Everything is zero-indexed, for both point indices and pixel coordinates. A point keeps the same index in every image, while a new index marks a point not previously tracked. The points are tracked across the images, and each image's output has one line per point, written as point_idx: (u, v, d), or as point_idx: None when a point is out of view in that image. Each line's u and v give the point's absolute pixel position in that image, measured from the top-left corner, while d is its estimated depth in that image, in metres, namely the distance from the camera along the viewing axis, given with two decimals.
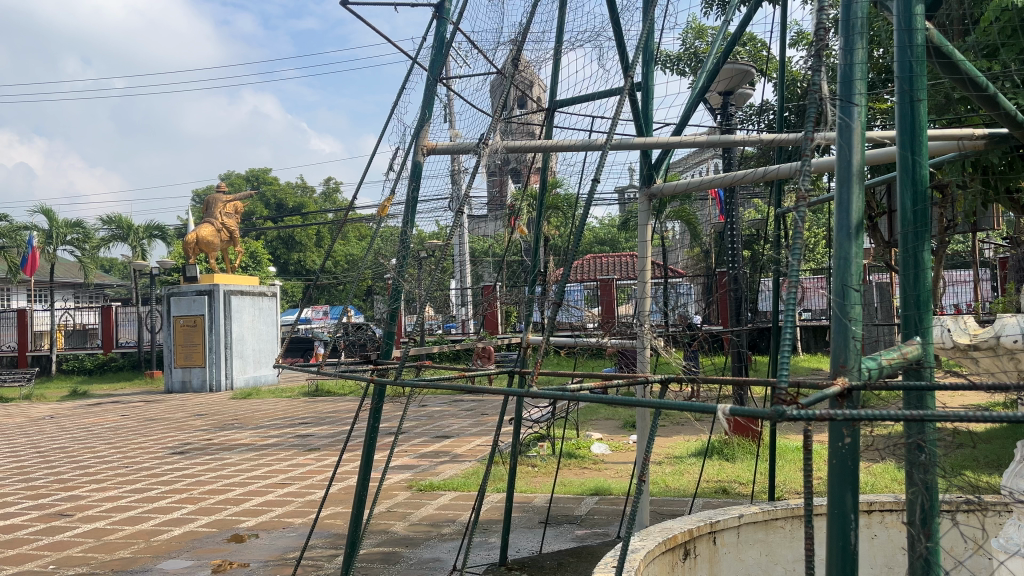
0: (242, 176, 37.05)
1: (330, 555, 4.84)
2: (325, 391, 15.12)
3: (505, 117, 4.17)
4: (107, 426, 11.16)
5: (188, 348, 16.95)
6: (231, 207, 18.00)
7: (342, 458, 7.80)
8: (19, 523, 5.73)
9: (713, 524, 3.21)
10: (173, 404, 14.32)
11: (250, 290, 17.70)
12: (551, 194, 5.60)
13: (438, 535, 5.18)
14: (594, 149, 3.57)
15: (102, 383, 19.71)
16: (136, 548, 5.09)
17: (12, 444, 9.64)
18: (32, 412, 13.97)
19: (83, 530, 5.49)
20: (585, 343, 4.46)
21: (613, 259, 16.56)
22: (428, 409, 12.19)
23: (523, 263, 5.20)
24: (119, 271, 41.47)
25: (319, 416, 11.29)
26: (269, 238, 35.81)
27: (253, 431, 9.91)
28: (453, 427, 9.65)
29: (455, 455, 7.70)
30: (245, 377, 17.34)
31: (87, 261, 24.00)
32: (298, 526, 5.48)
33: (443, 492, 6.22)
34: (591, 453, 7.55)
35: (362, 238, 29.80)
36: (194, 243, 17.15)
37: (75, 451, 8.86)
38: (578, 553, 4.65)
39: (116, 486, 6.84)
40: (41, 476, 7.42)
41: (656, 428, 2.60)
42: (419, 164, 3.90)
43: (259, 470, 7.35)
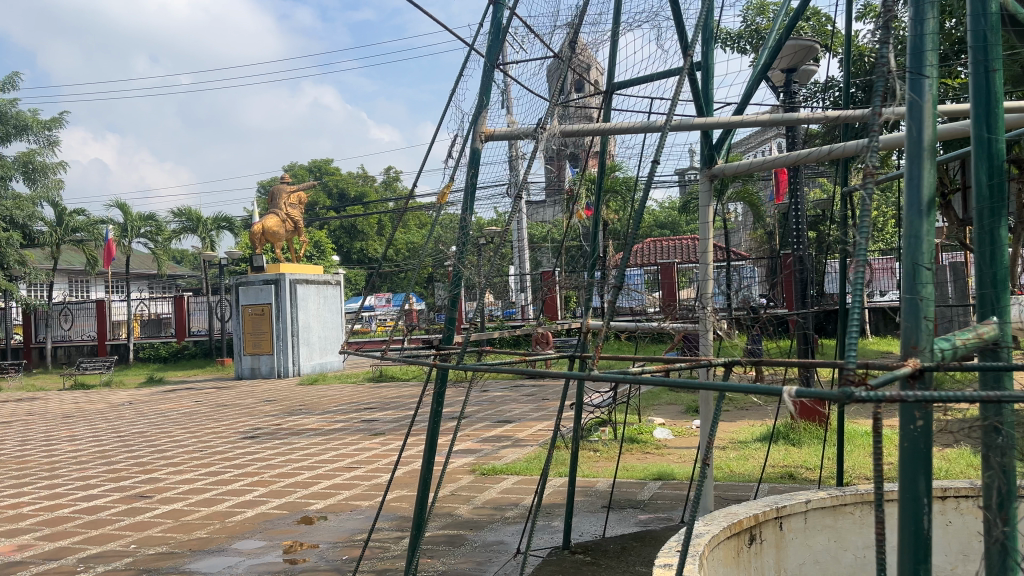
0: (306, 167, 37.84)
1: (397, 537, 4.96)
2: (389, 375, 15.36)
3: (562, 101, 4.16)
4: (181, 412, 11.56)
5: (257, 336, 17.43)
6: (296, 198, 18.28)
7: (406, 443, 7.90)
8: (102, 504, 6.00)
9: (779, 509, 3.16)
10: (244, 391, 14.75)
11: (314, 279, 18.00)
12: (609, 176, 5.53)
13: (502, 518, 5.24)
14: (653, 130, 3.53)
15: (177, 371, 20.42)
16: (211, 528, 5.28)
17: (95, 428, 10.08)
18: (112, 398, 14.58)
19: (162, 511, 5.72)
20: (646, 327, 4.41)
21: (675, 243, 16.34)
22: (489, 393, 12.32)
23: (582, 249, 5.21)
24: (189, 261, 42.78)
25: (384, 401, 11.45)
26: (333, 227, 36.50)
27: (320, 416, 10.16)
28: (514, 412, 9.70)
29: (517, 439, 7.75)
30: (311, 363, 17.77)
31: (160, 252, 24.80)
32: (366, 509, 5.60)
33: (506, 476, 6.28)
34: (654, 437, 7.50)
35: (423, 226, 30.25)
36: (260, 234, 17.52)
37: (152, 436, 9.19)
38: (643, 537, 4.65)
39: (191, 469, 7.10)
40: (121, 459, 7.72)
41: (720, 410, 2.54)
42: (477, 151, 3.91)
43: (325, 454, 7.51)
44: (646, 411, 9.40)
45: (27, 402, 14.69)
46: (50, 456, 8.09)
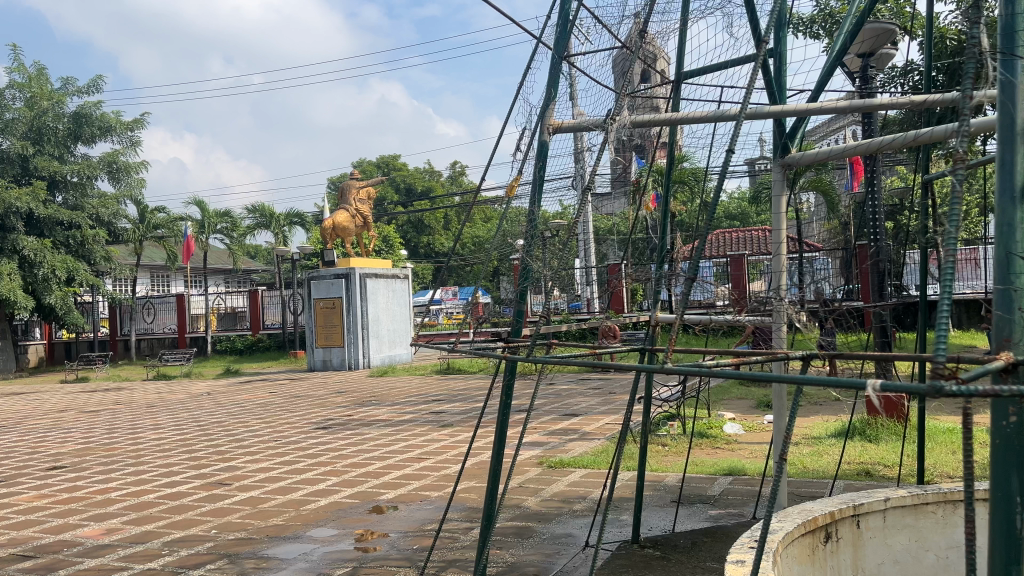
0: (373, 163, 38.48)
1: (466, 528, 5.01)
2: (456, 368, 15.52)
3: (631, 92, 4.12)
4: (257, 403, 11.93)
5: (328, 329, 17.82)
6: (365, 193, 18.57)
7: (475, 435, 7.96)
8: (185, 491, 6.24)
9: (856, 507, 3.08)
10: (316, 382, 15.11)
11: (382, 273, 18.29)
12: (677, 167, 5.46)
13: (570, 511, 5.24)
14: (725, 119, 3.45)
15: (252, 363, 21.06)
16: (287, 516, 5.44)
17: (177, 418, 10.50)
18: (192, 389, 15.15)
19: (241, 498, 5.92)
20: (717, 320, 4.34)
21: (745, 234, 16.02)
22: (556, 386, 12.32)
23: (649, 242, 5.17)
24: (263, 255, 43.99)
25: (452, 394, 11.59)
26: (400, 222, 37.06)
27: (389, 408, 10.33)
28: (581, 405, 9.68)
29: (585, 433, 7.74)
30: (380, 355, 18.07)
31: (236, 248, 25.57)
32: (436, 499, 5.67)
33: (573, 469, 6.28)
34: (724, 432, 7.38)
35: (489, 219, 30.42)
36: (331, 229, 17.88)
37: (230, 426, 9.52)
38: (714, 533, 4.59)
39: (267, 458, 7.32)
40: (201, 448, 8.03)
41: (797, 405, 2.48)
42: (545, 144, 3.91)
43: (395, 445, 7.64)
44: (716, 405, 9.27)
45: (113, 392, 15.39)
46: (136, 444, 8.47)
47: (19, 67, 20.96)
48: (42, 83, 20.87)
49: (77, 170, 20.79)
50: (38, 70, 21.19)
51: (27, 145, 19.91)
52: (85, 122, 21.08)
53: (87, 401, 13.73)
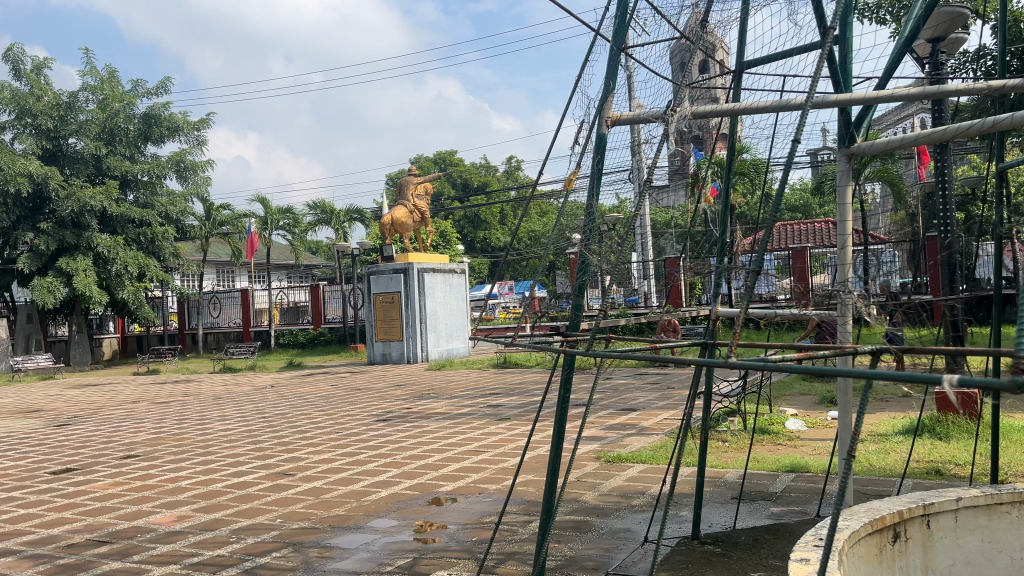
0: (430, 159, 38.82)
1: (525, 521, 5.04)
2: (513, 362, 15.56)
3: (690, 83, 4.06)
4: (319, 395, 12.19)
5: (387, 323, 18.06)
6: (422, 189, 18.74)
7: (532, 428, 7.98)
8: (251, 480, 6.42)
9: (926, 507, 2.99)
10: (376, 375, 15.36)
11: (439, 267, 18.45)
12: (737, 160, 5.37)
13: (628, 506, 5.22)
14: (790, 109, 3.38)
15: (314, 356, 21.50)
16: (349, 506, 5.54)
17: (243, 409, 10.80)
18: (257, 381, 15.56)
19: (304, 488, 6.06)
20: (780, 313, 4.25)
21: (808, 227, 15.67)
22: (613, 381, 12.26)
23: (708, 235, 5.09)
24: (323, 251, 44.82)
25: (509, 387, 11.65)
26: (457, 217, 37.35)
27: (448, 401, 10.43)
28: (639, 400, 9.62)
29: (643, 428, 7.69)
30: (438, 349, 18.25)
31: (297, 243, 26.08)
32: (494, 492, 5.71)
33: (632, 464, 6.25)
34: (786, 429, 7.25)
35: (545, 214, 30.42)
36: (389, 225, 18.11)
37: (293, 417, 9.75)
38: (776, 530, 4.51)
39: (329, 450, 7.48)
40: (266, 439, 8.24)
41: (866, 401, 2.42)
42: (603, 136, 3.89)
43: (454, 438, 7.71)
44: (778, 401, 9.10)
45: (182, 384, 15.92)
46: (204, 435, 8.74)
47: (92, 70, 21.76)
48: (113, 85, 21.62)
49: (147, 169, 21.50)
50: (109, 73, 21.96)
51: (100, 146, 20.66)
52: (154, 123, 21.79)
53: (158, 392, 14.23)
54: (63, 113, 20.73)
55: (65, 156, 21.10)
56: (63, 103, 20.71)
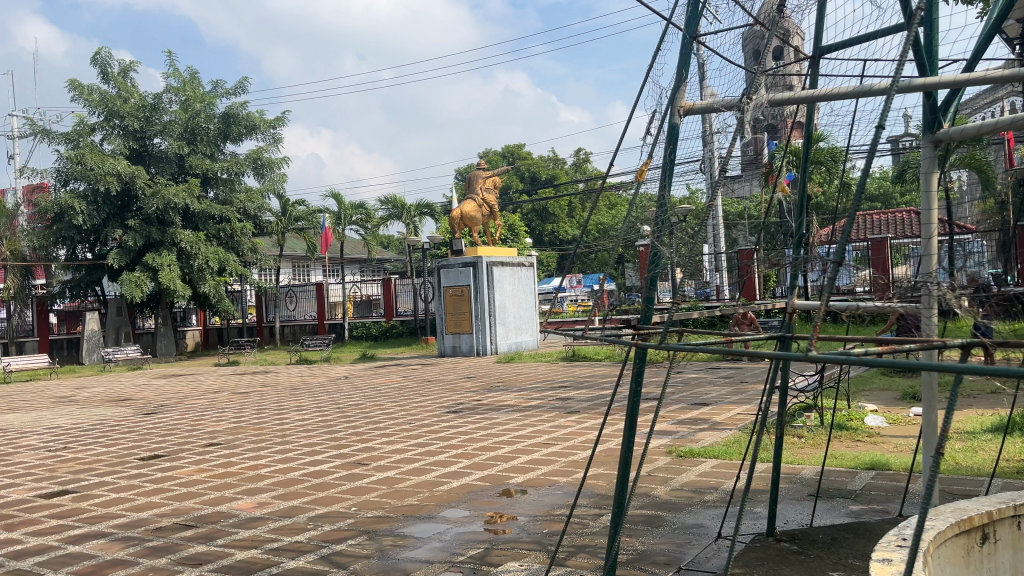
0: (499, 153, 38.99)
1: (596, 514, 5.03)
2: (582, 355, 15.52)
3: (765, 69, 3.97)
4: (392, 387, 12.42)
5: (457, 316, 18.25)
6: (491, 182, 18.84)
7: (603, 422, 7.95)
8: (327, 469, 6.59)
9: (1016, 507, 2.86)
10: (446, 368, 15.55)
11: (509, 261, 18.52)
12: (814, 148, 5.23)
13: (701, 501, 5.15)
14: (872, 95, 3.26)
15: (386, 349, 21.88)
16: (421, 496, 5.63)
17: (319, 400, 11.09)
18: (332, 373, 15.95)
19: (378, 478, 6.18)
20: (860, 306, 4.13)
21: (890, 218, 15.13)
22: (685, 375, 12.11)
23: (784, 226, 4.97)
24: (394, 247, 45.55)
25: (578, 381, 11.63)
26: (525, 210, 37.45)
27: (517, 394, 10.49)
28: (711, 394, 9.48)
29: (715, 422, 7.57)
30: (507, 342, 18.34)
31: (370, 238, 26.54)
32: (564, 485, 5.71)
33: (704, 459, 6.16)
34: (865, 425, 7.04)
35: (615, 206, 30.19)
36: (459, 219, 18.27)
37: (367, 408, 9.96)
38: (855, 529, 4.38)
39: (402, 440, 7.61)
40: (341, 429, 8.44)
41: (957, 398, 2.32)
42: (676, 126, 3.83)
43: (523, 430, 7.74)
44: (857, 397, 8.83)
45: (261, 375, 16.45)
46: (282, 424, 9.01)
47: (175, 72, 22.58)
48: (195, 86, 22.39)
49: (227, 167, 22.21)
50: (191, 74, 22.76)
51: (182, 145, 21.45)
52: (233, 122, 22.49)
53: (239, 383, 14.75)
54: (148, 114, 21.57)
55: (151, 156, 21.98)
56: (148, 104, 21.56)
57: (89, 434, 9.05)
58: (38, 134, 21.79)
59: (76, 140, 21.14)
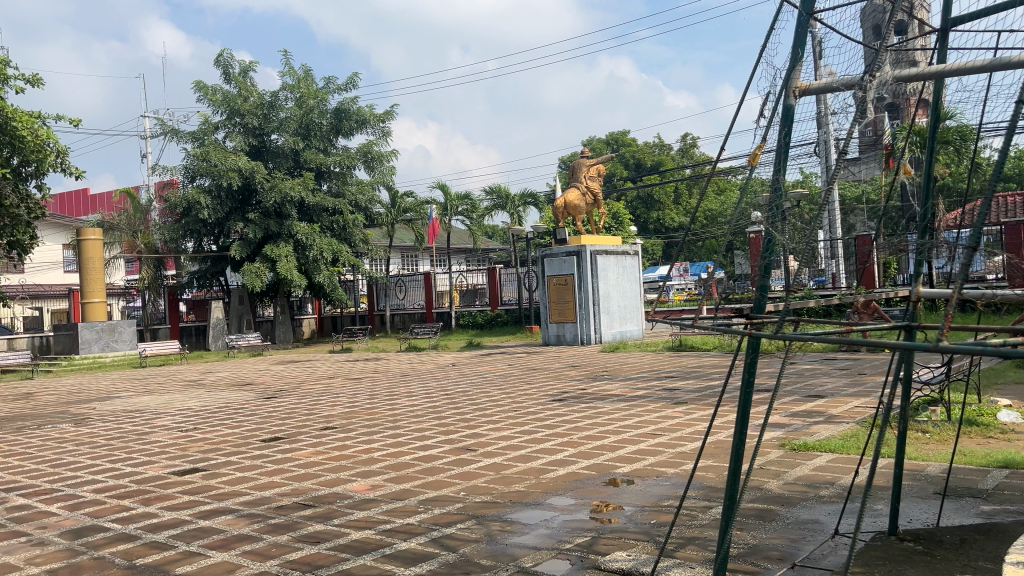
0: (603, 140, 38.72)
1: (705, 507, 4.94)
2: (690, 345, 15.25)
3: (888, 45, 3.76)
4: (498, 374, 12.59)
5: (561, 305, 18.29)
6: (595, 170, 18.73)
7: (712, 413, 7.79)
8: (436, 454, 6.75)
9: None
10: (551, 356, 15.62)
11: (613, 249, 18.36)
12: (940, 127, 4.93)
13: (816, 496, 4.97)
14: (1009, 68, 3.04)
15: (491, 337, 22.15)
16: (528, 483, 5.68)
17: (427, 386, 11.37)
18: (439, 360, 16.32)
19: (485, 464, 6.28)
20: (995, 294, 3.86)
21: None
22: (798, 366, 11.70)
23: (907, 209, 4.71)
24: (499, 236, 45.99)
25: (686, 370, 11.45)
26: (630, 197, 37.07)
27: (623, 383, 10.41)
28: (827, 386, 9.12)
29: (831, 416, 7.29)
30: (612, 331, 18.22)
31: (475, 228, 26.87)
32: (672, 476, 5.64)
33: (819, 453, 5.95)
34: (998, 421, 6.60)
35: (723, 192, 29.44)
36: (563, 207, 18.26)
37: (474, 395, 10.14)
38: (987, 530, 4.13)
39: (508, 427, 7.70)
40: (448, 415, 8.63)
41: None
42: (791, 108, 3.69)
43: (630, 420, 7.68)
44: (988, 391, 8.30)
45: (372, 361, 17.00)
46: (393, 409, 9.30)
47: (291, 71, 23.50)
48: (309, 83, 23.24)
49: (339, 161, 23.00)
50: (305, 72, 23.63)
51: (298, 141, 22.34)
52: (344, 117, 23.22)
53: (352, 369, 15.33)
54: (266, 112, 22.56)
55: (269, 152, 23.00)
56: (266, 102, 22.54)
57: (217, 416, 9.62)
58: (168, 134, 23.19)
59: (202, 139, 22.36)
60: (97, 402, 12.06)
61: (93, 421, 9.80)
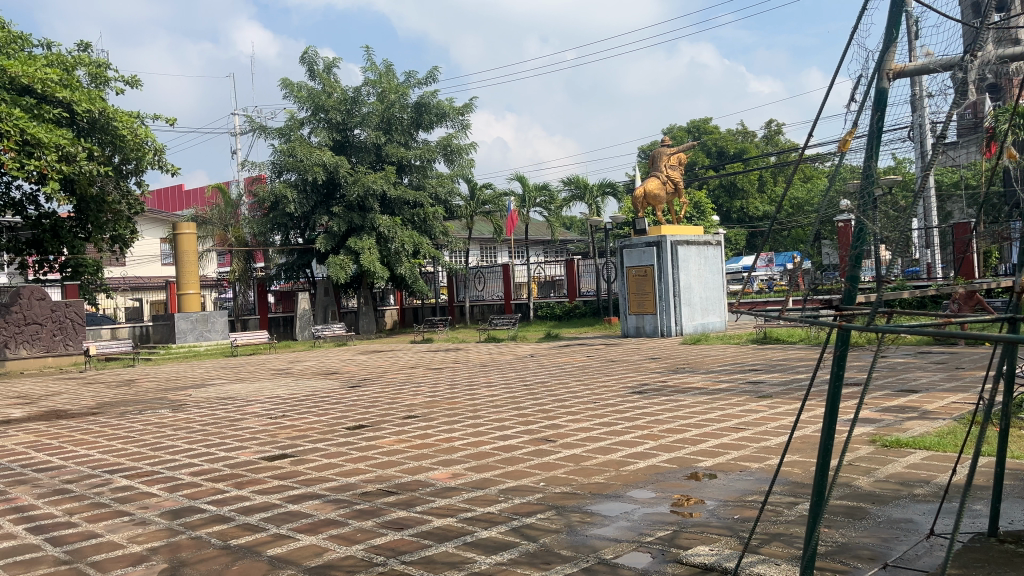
0: (684, 128, 38.07)
1: (791, 503, 4.82)
2: (775, 337, 14.87)
3: (989, 22, 3.56)
4: (577, 365, 12.58)
5: (641, 296, 18.10)
6: (676, 159, 18.42)
7: (798, 408, 7.58)
8: (516, 444, 6.79)
9: None
10: (631, 348, 15.50)
11: (695, 239, 18.03)
12: None
13: (910, 495, 4.78)
14: None
15: (570, 328, 22.12)
16: (608, 475, 5.66)
17: (507, 377, 11.46)
18: (518, 351, 16.41)
19: (565, 455, 6.28)
20: None
21: None
22: (890, 359, 11.25)
23: (1009, 196, 4.46)
24: (578, 227, 45.87)
25: (770, 363, 11.18)
26: (712, 186, 36.37)
27: (704, 376, 10.24)
28: (921, 381, 8.75)
29: (925, 411, 6.99)
30: (694, 323, 17.93)
31: (554, 219, 26.84)
32: (757, 471, 5.52)
33: (912, 450, 5.71)
34: None
35: (809, 179, 28.55)
36: (642, 197, 18.04)
37: (553, 386, 10.16)
38: None
39: (587, 419, 7.69)
40: (528, 406, 8.67)
41: None
42: (883, 91, 3.53)
43: (712, 413, 7.55)
44: None
45: (452, 352, 17.23)
46: (474, 399, 9.41)
47: (372, 67, 23.95)
48: (390, 78, 23.63)
49: (420, 155, 23.34)
50: (386, 67, 24.03)
51: (380, 135, 22.76)
52: (424, 110, 23.53)
53: (432, 359, 15.59)
54: (349, 107, 23.07)
55: (352, 146, 23.52)
56: (349, 98, 23.06)
57: (304, 404, 9.93)
58: (256, 130, 23.98)
59: (288, 135, 23.04)
60: (193, 389, 12.62)
61: (189, 407, 10.27)
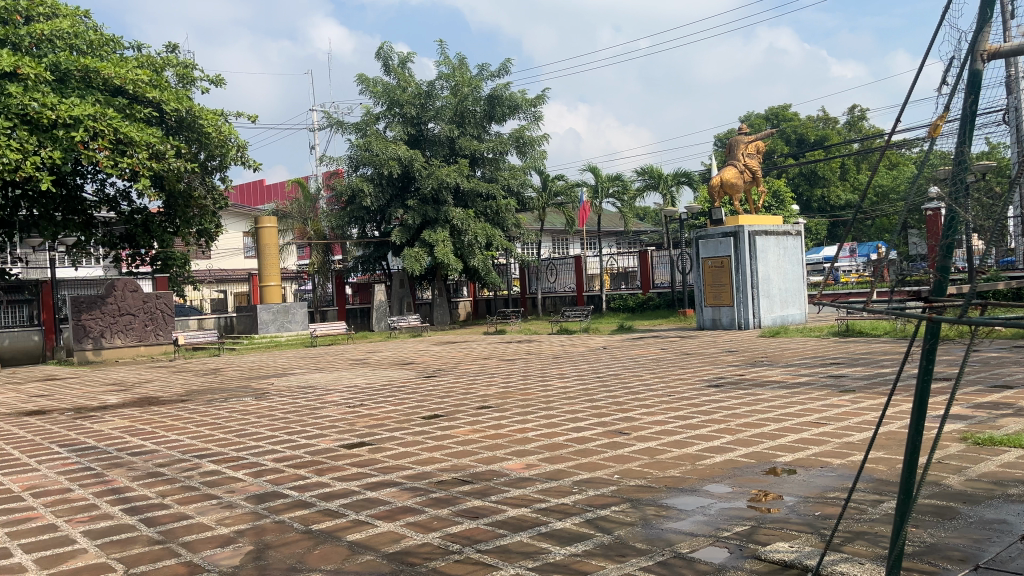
0: (763, 116, 37.18)
1: (875, 500, 4.67)
2: (858, 330, 14.41)
3: None
4: (652, 358, 12.47)
5: (717, 288, 17.80)
6: (754, 147, 17.98)
7: (883, 403, 7.33)
8: (590, 436, 6.78)
9: None
10: (706, 341, 15.27)
11: (773, 229, 17.59)
12: None
13: (1004, 495, 4.57)
14: None
15: (643, 321, 21.93)
16: (684, 469, 5.59)
17: (581, 369, 11.45)
18: (591, 343, 16.38)
19: (639, 448, 6.24)
20: None
21: None
22: (983, 354, 10.76)
23: None
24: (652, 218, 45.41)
25: (853, 357, 10.85)
26: (791, 174, 35.44)
27: (784, 369, 10.01)
28: (1017, 376, 8.34)
29: (1022, 408, 6.67)
30: (772, 315, 17.53)
31: (627, 210, 26.59)
32: (839, 467, 5.37)
33: (1006, 448, 5.46)
34: None
35: (895, 166, 27.49)
36: (719, 186, 17.58)
37: (628, 379, 10.10)
38: None
39: (662, 412, 7.61)
40: (601, 398, 8.65)
41: None
42: (977, 74, 3.36)
43: (791, 408, 7.37)
44: None
45: (526, 343, 17.31)
46: (547, 391, 9.43)
47: (446, 60, 24.15)
48: (463, 71, 23.79)
49: (492, 147, 23.47)
50: (460, 61, 24.21)
51: (453, 128, 22.97)
52: (497, 103, 23.61)
53: (506, 351, 15.70)
54: (424, 101, 23.34)
55: (426, 140, 23.80)
56: (423, 92, 23.32)
57: (381, 393, 10.15)
58: (334, 126, 24.52)
59: (364, 130, 23.47)
60: (276, 378, 13.03)
61: (272, 395, 10.62)
